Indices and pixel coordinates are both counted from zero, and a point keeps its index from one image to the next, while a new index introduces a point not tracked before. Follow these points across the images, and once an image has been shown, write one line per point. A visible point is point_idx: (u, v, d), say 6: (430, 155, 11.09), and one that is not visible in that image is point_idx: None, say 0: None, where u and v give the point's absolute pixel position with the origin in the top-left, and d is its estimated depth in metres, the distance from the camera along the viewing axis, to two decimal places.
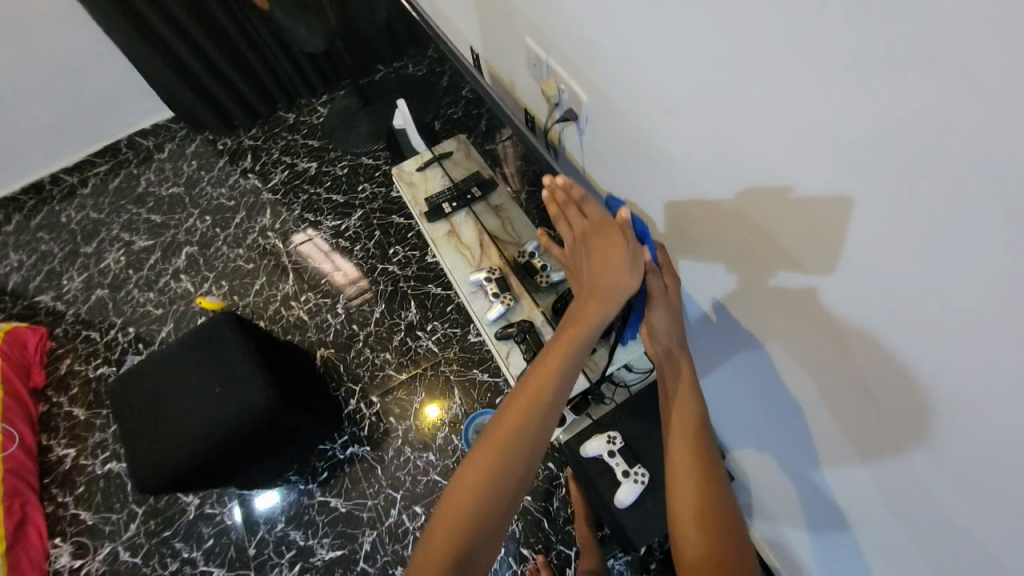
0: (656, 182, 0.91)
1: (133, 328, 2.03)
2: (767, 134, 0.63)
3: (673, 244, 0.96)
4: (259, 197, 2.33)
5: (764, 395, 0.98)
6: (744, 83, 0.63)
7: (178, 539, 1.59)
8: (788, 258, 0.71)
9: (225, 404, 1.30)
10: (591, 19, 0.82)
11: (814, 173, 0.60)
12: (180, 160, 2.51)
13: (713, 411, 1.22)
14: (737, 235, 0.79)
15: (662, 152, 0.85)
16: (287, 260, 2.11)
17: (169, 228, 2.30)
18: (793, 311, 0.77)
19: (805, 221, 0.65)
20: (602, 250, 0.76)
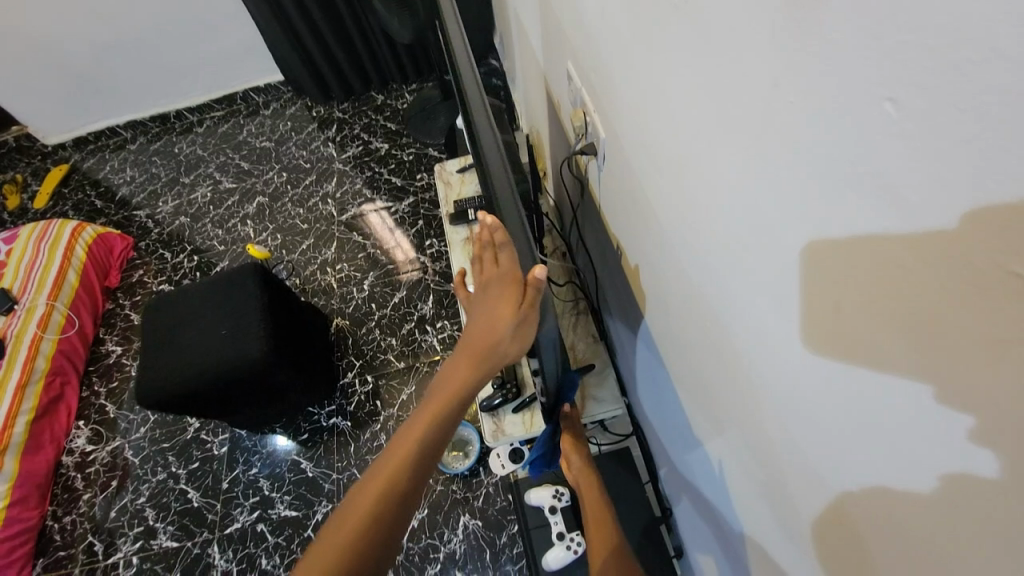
0: (653, 234, 0.86)
1: (196, 256, 2.29)
2: (729, 229, 0.58)
3: (660, 294, 0.89)
4: (331, 165, 2.50)
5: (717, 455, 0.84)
6: (714, 170, 0.57)
7: (172, 453, 1.77)
8: (741, 370, 0.66)
9: (226, 349, 1.40)
10: (612, 55, 0.78)
11: (764, 283, 0.54)
12: (278, 119, 2.77)
13: (676, 475, 1.09)
14: (706, 294, 0.71)
15: (657, 220, 0.81)
16: (336, 228, 2.24)
17: (251, 177, 2.54)
18: (743, 422, 0.70)
19: (756, 334, 0.59)
20: (493, 308, 0.69)
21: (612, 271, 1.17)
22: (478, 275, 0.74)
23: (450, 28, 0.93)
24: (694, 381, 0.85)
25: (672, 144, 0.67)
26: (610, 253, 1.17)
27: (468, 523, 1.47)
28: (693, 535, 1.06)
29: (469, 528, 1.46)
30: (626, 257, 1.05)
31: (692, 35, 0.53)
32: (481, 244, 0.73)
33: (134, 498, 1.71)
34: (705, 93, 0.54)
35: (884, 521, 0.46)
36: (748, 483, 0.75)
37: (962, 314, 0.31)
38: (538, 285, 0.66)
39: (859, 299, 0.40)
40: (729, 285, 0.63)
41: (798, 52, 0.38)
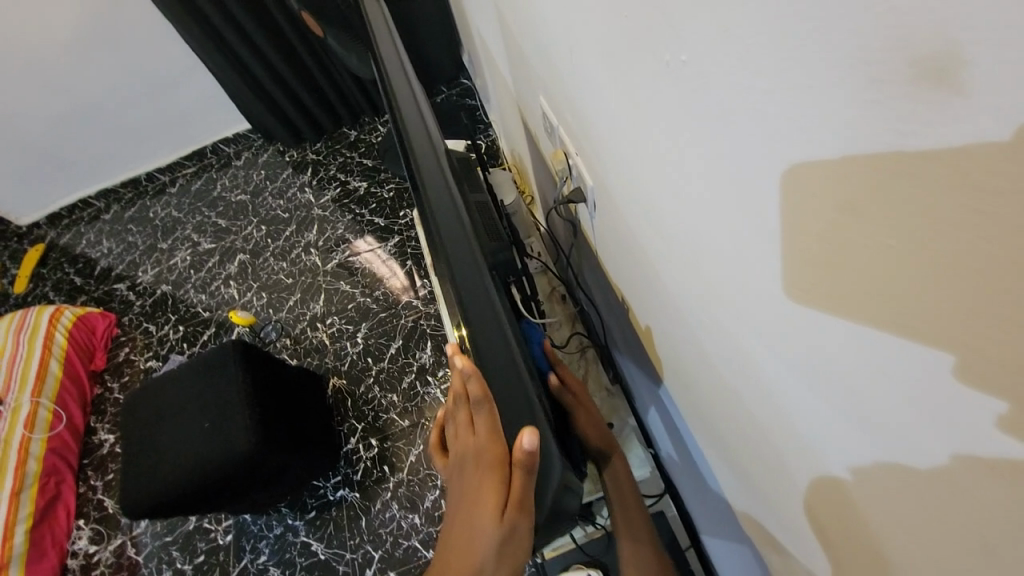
0: (647, 280, 0.82)
1: (182, 326, 2.18)
2: (764, 308, 0.51)
3: (669, 341, 0.83)
4: (311, 211, 2.38)
5: (729, 459, 0.79)
6: (747, 250, 0.49)
7: (176, 547, 1.66)
8: (771, 430, 0.60)
9: (213, 441, 1.30)
10: (592, 100, 0.72)
11: (755, 285, 0.50)
12: (251, 169, 2.66)
13: (693, 495, 1.04)
14: (722, 348, 0.64)
15: (668, 282, 0.73)
16: (322, 280, 2.13)
17: (230, 234, 2.44)
18: (784, 485, 0.63)
19: (816, 434, 0.50)
20: (471, 507, 0.56)
21: (614, 311, 1.11)
22: (453, 440, 0.63)
23: (404, 116, 0.89)
24: (723, 442, 0.78)
25: (680, 212, 0.60)
26: (611, 296, 1.09)
27: None
28: (721, 559, 1.00)
29: None
30: (636, 318, 0.97)
31: (700, 108, 0.47)
32: (456, 398, 0.64)
33: None
34: (722, 171, 0.48)
35: (897, 495, 0.42)
36: (761, 481, 0.70)
37: (920, 238, 0.29)
38: (526, 466, 0.55)
39: (862, 289, 0.36)
40: (768, 371, 0.55)
41: (864, 147, 0.30)
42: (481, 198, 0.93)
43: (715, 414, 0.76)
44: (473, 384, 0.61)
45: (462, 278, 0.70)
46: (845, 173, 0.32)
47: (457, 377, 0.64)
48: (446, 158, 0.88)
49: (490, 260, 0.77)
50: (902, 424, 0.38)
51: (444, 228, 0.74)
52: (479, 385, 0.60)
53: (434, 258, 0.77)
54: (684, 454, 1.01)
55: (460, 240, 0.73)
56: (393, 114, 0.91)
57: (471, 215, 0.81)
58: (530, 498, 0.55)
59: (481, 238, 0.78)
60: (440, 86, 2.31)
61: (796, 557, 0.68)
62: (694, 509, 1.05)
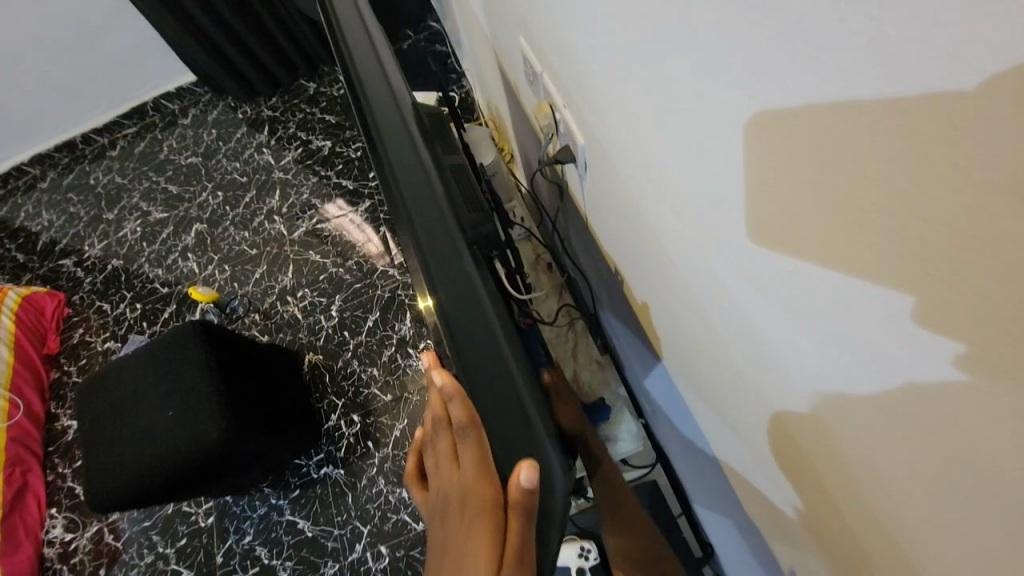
0: (641, 246, 0.75)
1: (139, 304, 2.02)
2: (779, 290, 0.45)
3: (663, 310, 0.78)
4: (271, 174, 2.18)
5: (724, 429, 0.76)
6: (767, 227, 0.43)
7: (156, 533, 1.59)
8: (776, 407, 0.56)
9: (178, 430, 1.21)
10: (577, 37, 0.62)
11: (770, 265, 0.45)
12: (200, 128, 2.41)
13: (682, 463, 1.03)
14: (721, 320, 0.60)
15: (668, 255, 0.67)
16: (290, 250, 1.98)
17: (183, 201, 2.23)
18: (795, 475, 0.60)
19: (843, 430, 0.46)
20: (458, 563, 0.47)
21: (604, 279, 1.04)
22: (434, 476, 0.55)
23: (363, 61, 0.78)
24: (717, 412, 0.76)
25: (687, 178, 0.53)
26: (603, 266, 1.01)
27: None
28: (710, 523, 1.00)
29: None
30: (632, 292, 0.91)
31: (707, 53, 0.40)
32: (436, 424, 0.56)
33: None
34: (730, 118, 0.41)
35: (927, 500, 0.39)
36: (758, 452, 0.67)
37: (963, 224, 0.25)
38: (525, 505, 0.48)
39: (895, 254, 0.30)
40: (776, 346, 0.50)
41: (909, 106, 0.25)
42: (456, 159, 0.83)
43: (712, 385, 0.73)
44: (456, 408, 0.54)
45: (434, 255, 0.63)
46: (885, 141, 0.27)
47: (435, 398, 0.57)
48: (414, 116, 0.77)
49: (472, 234, 0.69)
50: (939, 428, 0.34)
51: (414, 203, 0.66)
52: (465, 409, 0.54)
53: (399, 233, 0.69)
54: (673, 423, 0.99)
55: (433, 210, 0.65)
56: (348, 60, 0.79)
57: (446, 182, 0.71)
58: (528, 549, 0.48)
59: (458, 208, 0.69)
60: (406, 30, 2.09)
61: (790, 536, 0.67)
62: (683, 475, 1.05)
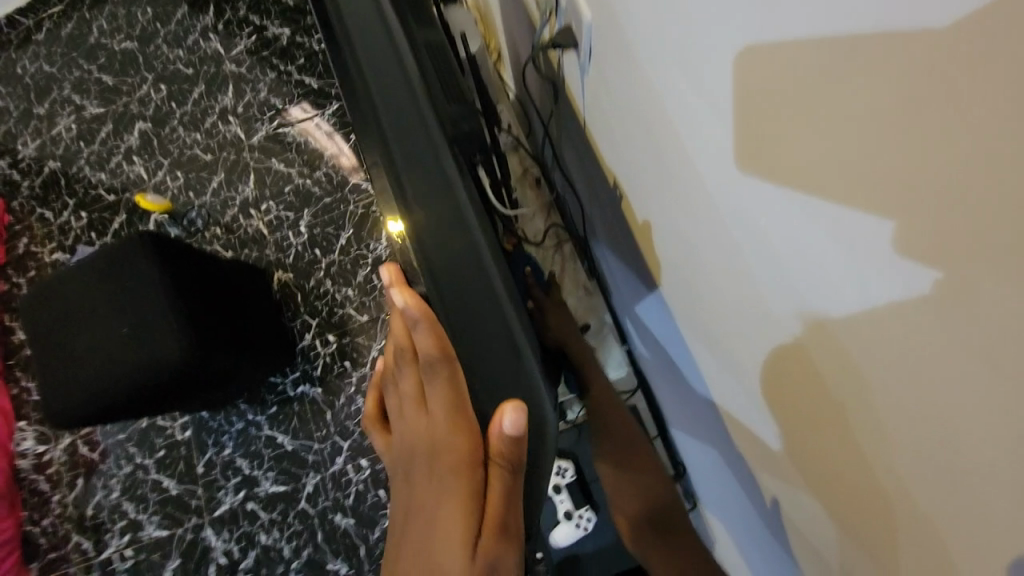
0: (654, 154, 0.67)
1: (84, 213, 1.83)
2: (853, 193, 0.39)
3: (669, 228, 0.72)
4: (221, 67, 1.90)
5: (718, 355, 0.74)
6: (864, 110, 0.36)
7: (132, 445, 1.58)
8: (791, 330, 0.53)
9: (139, 346, 1.14)
10: None
11: (852, 160, 0.38)
12: (133, 5, 2.04)
13: (663, 389, 1.04)
14: (744, 236, 0.54)
15: (690, 162, 0.59)
16: (249, 156, 1.78)
17: (121, 95, 1.95)
18: (796, 400, 0.58)
19: (885, 353, 0.42)
20: (430, 498, 0.47)
21: (598, 199, 0.96)
22: (403, 407, 0.53)
23: None
24: (713, 338, 0.73)
25: (754, 53, 0.44)
26: (600, 182, 0.92)
27: None
28: (685, 443, 1.03)
29: None
30: (631, 210, 0.84)
31: None
32: (403, 355, 0.53)
33: (107, 494, 1.55)
34: None
35: (969, 429, 0.36)
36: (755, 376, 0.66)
37: None
38: (499, 447, 0.46)
39: None
40: (815, 261, 0.45)
41: None
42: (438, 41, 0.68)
43: (712, 310, 0.69)
44: (424, 338, 0.51)
45: (411, 156, 0.54)
46: None
47: (401, 326, 0.54)
48: None
49: (451, 133, 0.59)
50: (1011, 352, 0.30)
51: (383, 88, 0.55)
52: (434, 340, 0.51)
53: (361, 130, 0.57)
54: (659, 351, 0.98)
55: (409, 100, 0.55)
56: None
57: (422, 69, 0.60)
58: (502, 487, 0.47)
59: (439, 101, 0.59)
60: None
61: (774, 456, 0.68)
62: (662, 400, 1.06)
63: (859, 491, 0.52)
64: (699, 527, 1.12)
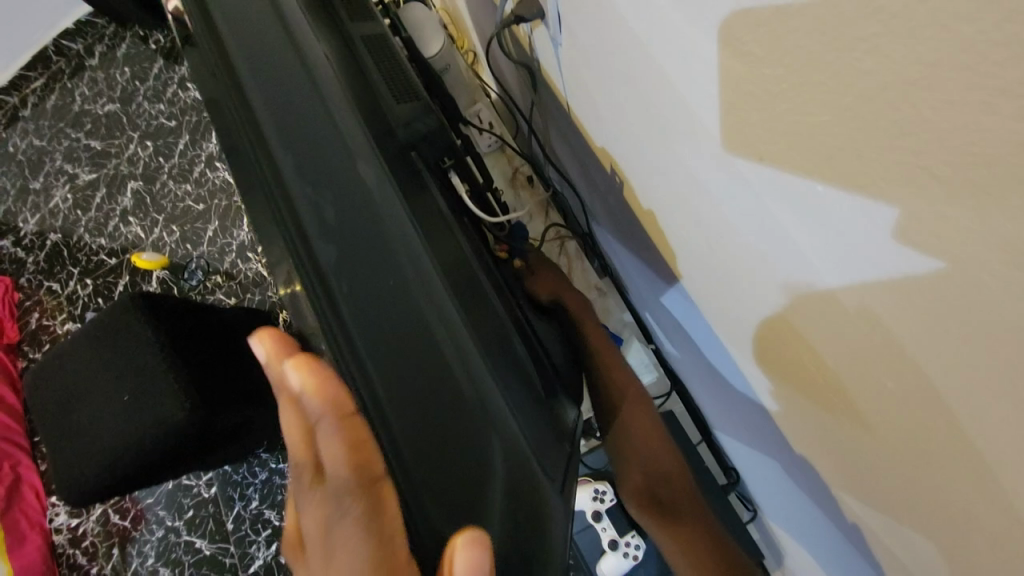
0: (651, 133, 0.59)
1: (89, 280, 1.83)
2: (933, 145, 0.28)
3: (677, 216, 0.64)
4: (201, 114, 1.89)
5: (759, 351, 0.64)
6: (938, 25, 0.25)
7: (161, 508, 1.55)
8: (841, 316, 0.44)
9: (140, 412, 1.09)
10: None
11: (930, 105, 0.27)
12: (111, 68, 2.04)
13: (700, 391, 0.93)
14: (772, 214, 0.45)
15: (707, 131, 0.48)
16: (239, 199, 1.75)
17: (111, 157, 1.95)
18: (870, 403, 0.48)
19: (1014, 344, 0.30)
20: None
21: (597, 191, 0.87)
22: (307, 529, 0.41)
23: None
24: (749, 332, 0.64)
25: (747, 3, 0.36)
26: (597, 171, 0.82)
27: None
28: (734, 448, 0.92)
29: None
30: (635, 198, 0.74)
31: None
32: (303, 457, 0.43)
33: (142, 561, 1.52)
34: None
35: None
36: (800, 373, 0.57)
37: None
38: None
39: None
40: (853, 234, 0.38)
41: None
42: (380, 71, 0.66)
43: (745, 301, 0.60)
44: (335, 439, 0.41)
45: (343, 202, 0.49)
46: None
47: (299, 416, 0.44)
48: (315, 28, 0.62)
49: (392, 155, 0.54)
50: None
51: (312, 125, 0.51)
52: (350, 440, 0.41)
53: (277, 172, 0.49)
54: (687, 350, 0.88)
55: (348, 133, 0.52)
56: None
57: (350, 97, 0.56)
58: None
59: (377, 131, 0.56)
60: None
61: (851, 469, 0.57)
62: (701, 402, 0.95)
63: (990, 522, 0.40)
64: (763, 536, 1.00)
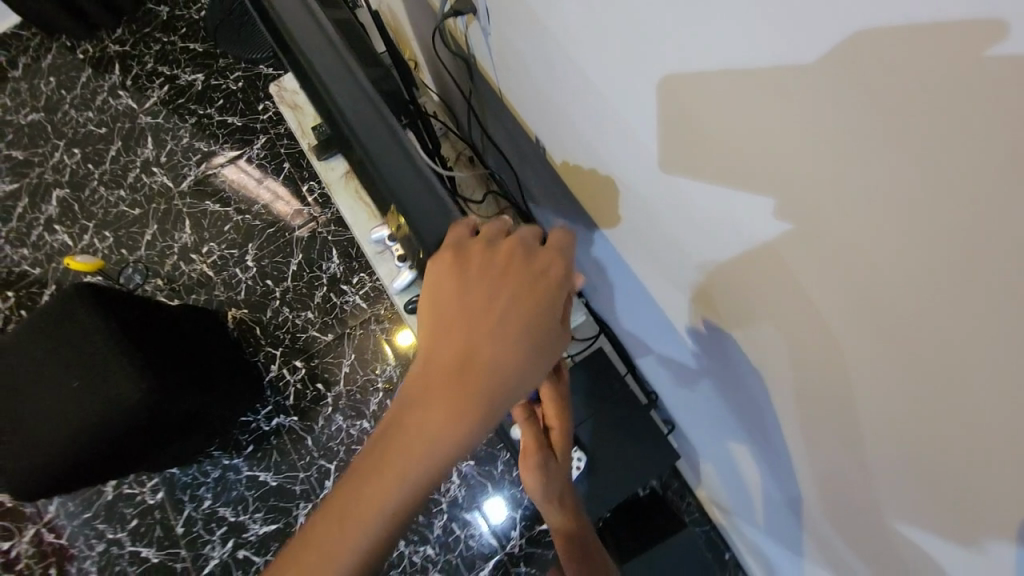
0: (552, 104, 0.72)
1: (8, 292, 1.72)
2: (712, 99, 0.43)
3: (578, 176, 0.78)
4: (135, 121, 1.87)
5: (651, 281, 0.79)
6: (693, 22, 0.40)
7: (101, 522, 1.47)
8: (682, 235, 0.60)
9: (92, 399, 1.09)
10: None
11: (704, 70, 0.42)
12: (32, 77, 1.97)
13: (626, 327, 1.08)
14: (637, 158, 0.60)
15: (588, 99, 0.62)
16: (181, 203, 1.75)
17: (32, 166, 1.87)
18: (717, 301, 0.62)
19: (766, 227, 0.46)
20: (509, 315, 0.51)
21: (527, 161, 1.01)
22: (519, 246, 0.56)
23: None
24: (640, 265, 0.79)
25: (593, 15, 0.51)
26: (524, 143, 0.95)
27: (461, 466, 1.44)
28: (654, 374, 1.09)
29: (464, 470, 1.43)
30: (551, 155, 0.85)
31: None
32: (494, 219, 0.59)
33: None
34: None
35: (881, 259, 0.36)
36: (674, 291, 0.73)
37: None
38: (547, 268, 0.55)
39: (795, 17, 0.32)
40: (675, 168, 0.53)
41: None
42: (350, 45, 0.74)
43: (630, 239, 0.76)
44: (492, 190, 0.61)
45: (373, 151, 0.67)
46: None
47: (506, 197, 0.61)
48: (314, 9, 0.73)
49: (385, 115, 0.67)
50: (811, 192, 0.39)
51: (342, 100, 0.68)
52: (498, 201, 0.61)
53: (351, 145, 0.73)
54: (610, 291, 1.02)
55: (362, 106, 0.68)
56: None
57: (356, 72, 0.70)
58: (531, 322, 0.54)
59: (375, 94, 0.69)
60: None
61: (718, 360, 0.73)
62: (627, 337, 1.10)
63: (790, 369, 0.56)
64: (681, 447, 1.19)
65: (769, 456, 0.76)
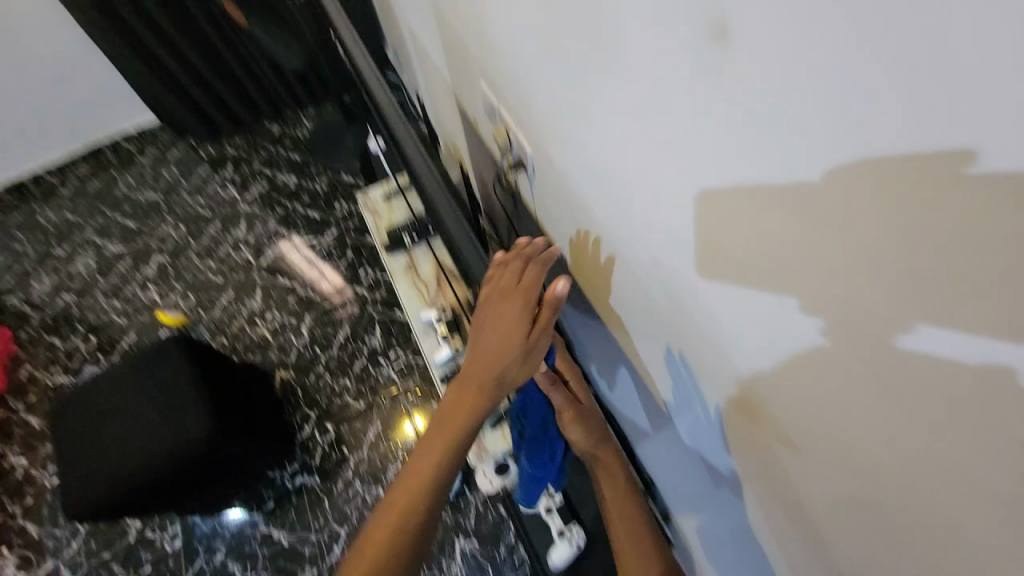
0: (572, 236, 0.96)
1: (94, 336, 2.00)
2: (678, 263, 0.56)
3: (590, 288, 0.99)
4: (235, 208, 2.29)
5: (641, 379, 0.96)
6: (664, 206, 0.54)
7: (116, 563, 1.53)
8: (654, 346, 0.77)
9: (162, 434, 1.27)
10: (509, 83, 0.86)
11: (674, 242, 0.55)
12: (160, 166, 2.48)
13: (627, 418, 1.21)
14: (624, 287, 0.79)
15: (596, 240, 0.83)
16: (258, 275, 2.08)
17: (142, 235, 2.27)
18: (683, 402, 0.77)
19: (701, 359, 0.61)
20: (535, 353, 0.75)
21: None
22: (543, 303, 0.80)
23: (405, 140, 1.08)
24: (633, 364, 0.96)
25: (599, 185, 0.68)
26: None
27: (464, 545, 1.48)
28: (651, 464, 1.19)
29: (466, 550, 1.48)
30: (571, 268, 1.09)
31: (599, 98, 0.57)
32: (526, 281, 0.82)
33: None
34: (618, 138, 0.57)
35: (773, 395, 0.50)
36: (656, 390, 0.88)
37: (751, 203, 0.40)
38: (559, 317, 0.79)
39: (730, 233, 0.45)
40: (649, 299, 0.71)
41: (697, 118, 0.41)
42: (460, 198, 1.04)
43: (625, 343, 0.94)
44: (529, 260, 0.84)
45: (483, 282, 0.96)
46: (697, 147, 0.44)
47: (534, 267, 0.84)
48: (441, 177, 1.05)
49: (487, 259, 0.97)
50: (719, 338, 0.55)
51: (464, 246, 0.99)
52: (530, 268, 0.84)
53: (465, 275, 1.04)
54: (614, 383, 1.17)
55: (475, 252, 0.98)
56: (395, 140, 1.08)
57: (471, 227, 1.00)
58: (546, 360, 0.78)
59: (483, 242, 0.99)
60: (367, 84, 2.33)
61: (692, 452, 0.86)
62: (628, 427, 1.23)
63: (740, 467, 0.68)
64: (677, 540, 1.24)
65: (740, 547, 0.85)
